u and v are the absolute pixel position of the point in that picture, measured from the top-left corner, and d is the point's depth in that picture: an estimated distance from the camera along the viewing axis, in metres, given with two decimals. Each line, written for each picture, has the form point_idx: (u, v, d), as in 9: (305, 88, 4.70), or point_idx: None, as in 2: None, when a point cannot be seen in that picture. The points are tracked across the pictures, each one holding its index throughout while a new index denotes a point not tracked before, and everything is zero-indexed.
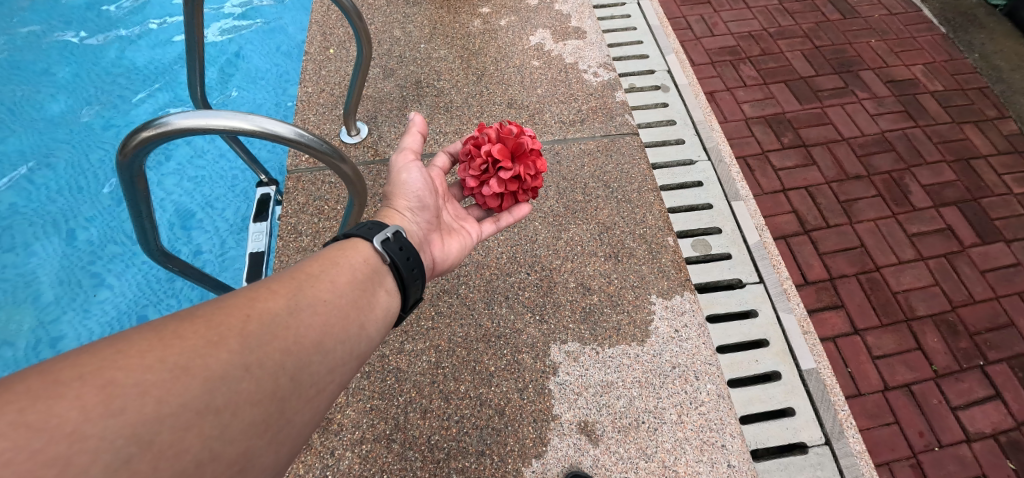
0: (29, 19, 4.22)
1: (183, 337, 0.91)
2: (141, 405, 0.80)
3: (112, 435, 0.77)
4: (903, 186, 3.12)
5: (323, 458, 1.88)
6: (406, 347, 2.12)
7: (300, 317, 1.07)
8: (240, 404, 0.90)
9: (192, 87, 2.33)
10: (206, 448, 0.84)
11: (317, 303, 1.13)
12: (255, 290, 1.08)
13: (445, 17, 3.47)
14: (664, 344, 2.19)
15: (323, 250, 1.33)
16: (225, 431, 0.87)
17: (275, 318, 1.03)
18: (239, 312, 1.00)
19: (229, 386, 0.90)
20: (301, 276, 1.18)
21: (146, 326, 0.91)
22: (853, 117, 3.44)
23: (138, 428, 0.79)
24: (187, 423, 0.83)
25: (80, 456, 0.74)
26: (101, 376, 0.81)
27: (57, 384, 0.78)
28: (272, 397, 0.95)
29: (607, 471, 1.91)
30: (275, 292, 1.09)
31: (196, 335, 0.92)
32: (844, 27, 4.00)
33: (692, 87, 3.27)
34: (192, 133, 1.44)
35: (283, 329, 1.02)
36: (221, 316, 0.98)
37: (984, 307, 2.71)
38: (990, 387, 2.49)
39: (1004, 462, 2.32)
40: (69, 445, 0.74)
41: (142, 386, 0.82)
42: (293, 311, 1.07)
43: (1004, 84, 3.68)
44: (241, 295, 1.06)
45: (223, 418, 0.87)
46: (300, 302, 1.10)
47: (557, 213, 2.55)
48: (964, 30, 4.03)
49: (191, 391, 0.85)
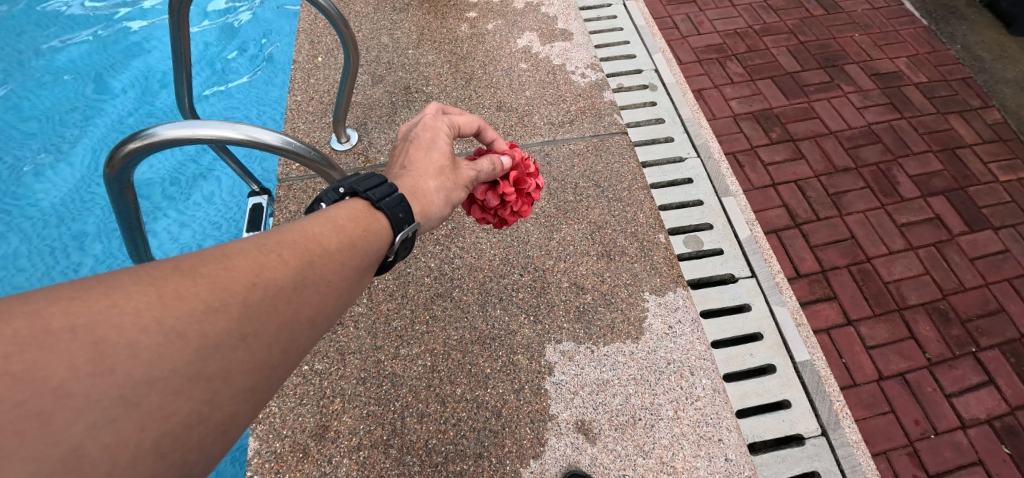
0: (13, 37, 4.20)
1: (184, 297, 0.76)
2: (132, 366, 0.68)
3: (99, 393, 0.65)
4: (891, 177, 3.16)
5: (321, 466, 1.87)
6: (402, 352, 2.12)
7: (305, 293, 0.91)
8: (231, 372, 0.77)
9: (181, 101, 2.33)
10: (194, 411, 0.72)
11: (325, 281, 0.96)
12: (262, 250, 0.89)
13: (432, 23, 3.48)
14: (659, 340, 2.20)
15: (330, 211, 1.10)
16: (217, 396, 0.75)
17: (280, 290, 0.87)
18: (243, 277, 0.84)
19: (223, 354, 0.77)
20: (313, 244, 0.98)
21: (143, 270, 0.76)
22: (840, 111, 3.48)
23: (127, 388, 0.67)
24: (176, 386, 0.71)
25: (65, 412, 0.62)
26: (94, 332, 0.68)
27: (46, 334, 0.65)
28: (263, 366, 0.82)
29: (606, 469, 1.91)
30: (283, 257, 0.91)
31: (199, 295, 0.77)
32: (828, 22, 4.05)
33: (679, 85, 3.30)
34: (180, 143, 1.43)
35: (284, 302, 0.87)
36: (224, 278, 0.82)
37: (975, 294, 2.75)
38: (983, 373, 2.52)
39: (1000, 447, 2.34)
40: (55, 401, 0.62)
41: (135, 346, 0.69)
42: (299, 282, 0.91)
43: (987, 73, 3.74)
44: (246, 250, 0.87)
45: (214, 384, 0.75)
46: (308, 277, 0.93)
47: (548, 213, 2.56)
48: (946, 22, 4.08)
49: (185, 355, 0.72)
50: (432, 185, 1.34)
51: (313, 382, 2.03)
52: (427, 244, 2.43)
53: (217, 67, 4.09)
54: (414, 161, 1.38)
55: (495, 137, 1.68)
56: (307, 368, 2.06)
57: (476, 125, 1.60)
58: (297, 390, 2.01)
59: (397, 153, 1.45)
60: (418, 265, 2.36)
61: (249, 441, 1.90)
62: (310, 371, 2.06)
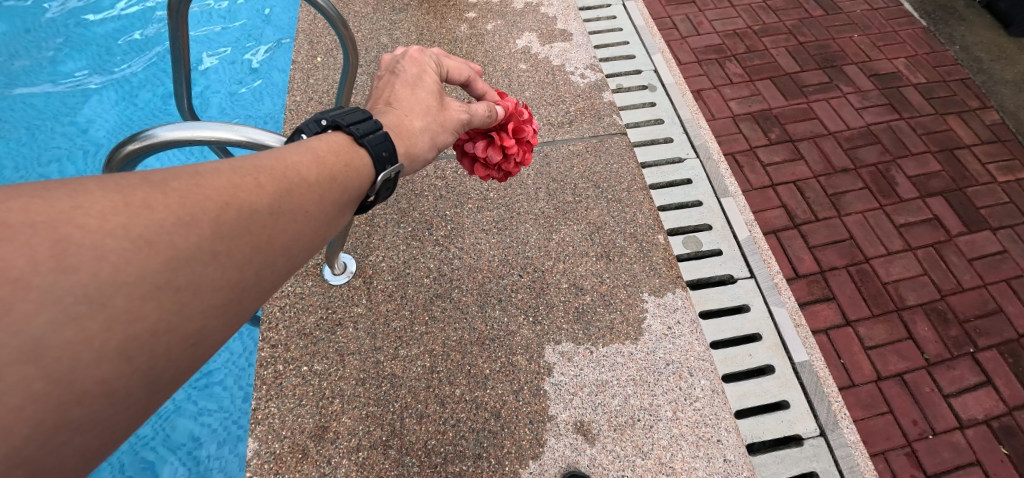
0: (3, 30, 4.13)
1: (155, 204, 0.65)
2: (97, 269, 0.59)
3: (62, 292, 0.56)
4: (890, 178, 3.17)
5: (320, 467, 1.87)
6: (401, 353, 2.12)
7: (285, 220, 0.80)
8: (205, 288, 0.68)
9: (178, 99, 2.30)
10: (162, 321, 0.64)
11: (306, 209, 0.85)
12: (238, 168, 0.78)
13: (431, 23, 3.48)
14: (658, 341, 2.21)
15: (310, 141, 0.97)
16: (187, 308, 0.66)
17: (258, 212, 0.77)
18: (219, 194, 0.73)
19: (196, 270, 0.67)
20: (292, 170, 0.86)
21: (112, 178, 0.66)
22: (839, 111, 3.48)
23: (93, 290, 0.58)
24: (143, 293, 0.62)
25: (20, 306, 0.53)
26: (54, 229, 0.58)
27: (3, 225, 0.55)
28: (237, 290, 0.73)
29: (605, 469, 1.91)
30: (261, 179, 0.80)
31: (169, 206, 0.66)
32: (827, 22, 4.05)
33: (679, 86, 3.31)
34: (180, 145, 1.43)
35: (262, 225, 0.76)
36: (199, 190, 0.71)
37: (973, 295, 2.75)
38: (981, 373, 2.53)
39: (997, 447, 2.35)
40: (12, 292, 0.53)
41: (99, 249, 0.60)
42: (280, 207, 0.80)
43: (985, 74, 3.75)
44: (222, 165, 0.76)
45: (184, 297, 0.66)
46: (289, 202, 0.82)
47: (547, 214, 2.56)
48: (945, 22, 4.09)
49: (152, 265, 0.63)
50: (418, 124, 1.24)
51: (312, 383, 2.03)
52: (426, 245, 2.43)
53: (216, 67, 4.08)
54: (400, 98, 1.28)
55: (487, 88, 1.57)
56: (306, 369, 2.06)
57: (466, 74, 1.48)
58: (296, 390, 2.01)
59: (380, 87, 1.35)
60: (417, 265, 2.36)
61: (248, 442, 1.90)
62: (309, 371, 2.06)
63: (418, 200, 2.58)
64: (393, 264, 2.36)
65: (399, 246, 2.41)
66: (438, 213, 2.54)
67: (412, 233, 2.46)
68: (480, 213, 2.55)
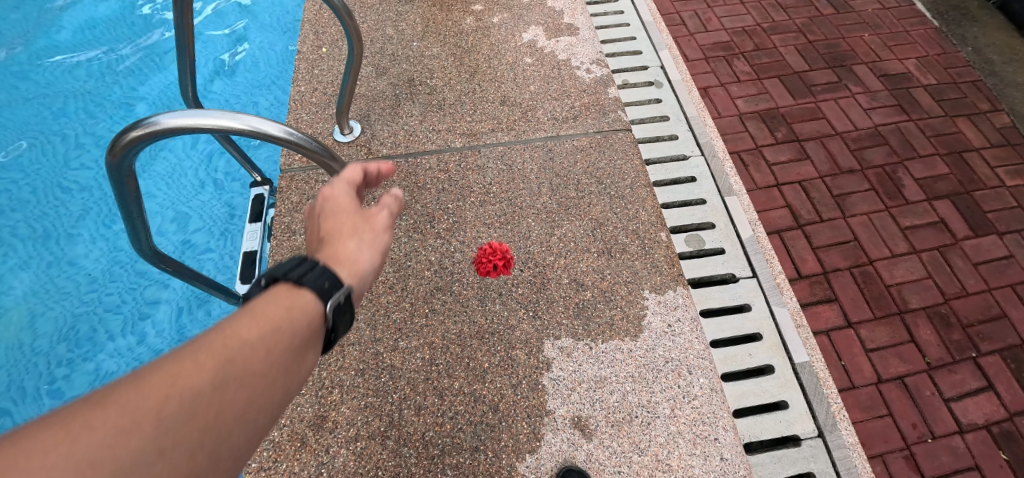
0: (15, 25, 4.20)
1: (91, 430, 0.66)
2: None
3: None
4: (896, 179, 3.14)
5: (319, 456, 1.88)
6: (400, 345, 2.12)
7: (231, 392, 0.79)
8: None
9: (183, 90, 2.32)
10: None
11: (254, 374, 0.83)
12: (177, 359, 0.77)
13: (438, 15, 3.47)
14: (658, 339, 2.20)
15: (254, 298, 0.95)
16: None
17: (201, 398, 0.75)
18: (157, 393, 0.72)
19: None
20: (238, 338, 0.84)
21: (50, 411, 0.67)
22: (846, 112, 3.45)
23: None
24: None
25: None
26: None
27: None
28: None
29: (602, 465, 1.92)
30: (202, 361, 0.78)
31: (103, 427, 0.67)
32: (837, 21, 4.01)
33: (685, 83, 3.29)
34: (182, 132, 1.44)
35: (206, 412, 0.75)
36: (134, 401, 0.70)
37: (977, 299, 2.73)
38: (983, 378, 2.52)
39: (997, 452, 2.34)
40: None
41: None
42: (225, 383, 0.78)
43: (997, 77, 3.70)
44: (158, 364, 0.75)
45: None
46: (233, 375, 0.80)
47: (550, 209, 2.55)
48: (957, 23, 4.04)
49: None
50: (351, 245, 1.21)
51: (312, 373, 2.04)
52: (428, 238, 2.43)
53: (222, 56, 4.10)
54: (326, 231, 1.24)
55: None
56: None
57: None
58: None
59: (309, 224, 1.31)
60: (418, 258, 2.36)
61: None
62: None
63: (420, 192, 2.58)
64: (395, 256, 2.36)
65: (401, 238, 2.42)
66: (441, 205, 2.54)
67: (414, 225, 2.47)
68: (482, 206, 2.55)
